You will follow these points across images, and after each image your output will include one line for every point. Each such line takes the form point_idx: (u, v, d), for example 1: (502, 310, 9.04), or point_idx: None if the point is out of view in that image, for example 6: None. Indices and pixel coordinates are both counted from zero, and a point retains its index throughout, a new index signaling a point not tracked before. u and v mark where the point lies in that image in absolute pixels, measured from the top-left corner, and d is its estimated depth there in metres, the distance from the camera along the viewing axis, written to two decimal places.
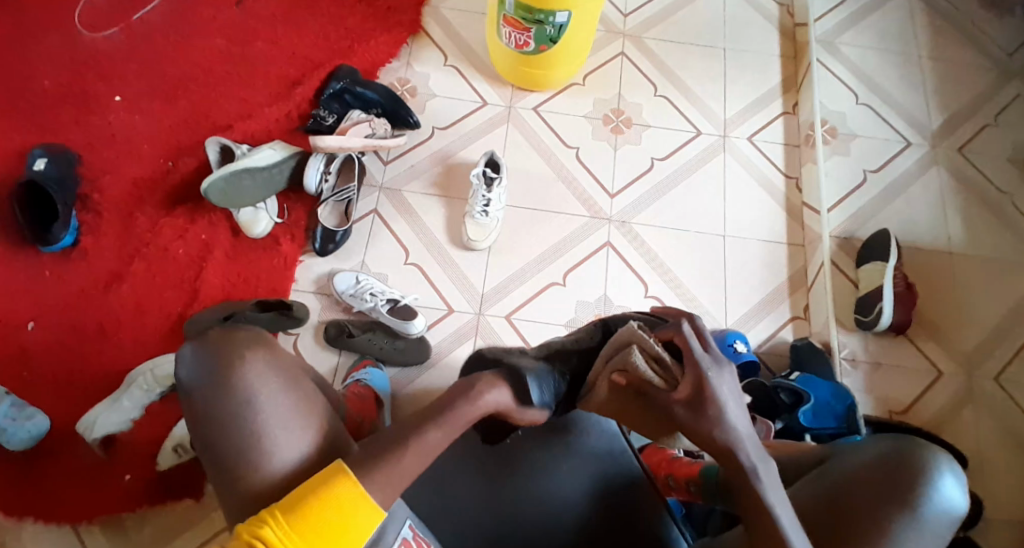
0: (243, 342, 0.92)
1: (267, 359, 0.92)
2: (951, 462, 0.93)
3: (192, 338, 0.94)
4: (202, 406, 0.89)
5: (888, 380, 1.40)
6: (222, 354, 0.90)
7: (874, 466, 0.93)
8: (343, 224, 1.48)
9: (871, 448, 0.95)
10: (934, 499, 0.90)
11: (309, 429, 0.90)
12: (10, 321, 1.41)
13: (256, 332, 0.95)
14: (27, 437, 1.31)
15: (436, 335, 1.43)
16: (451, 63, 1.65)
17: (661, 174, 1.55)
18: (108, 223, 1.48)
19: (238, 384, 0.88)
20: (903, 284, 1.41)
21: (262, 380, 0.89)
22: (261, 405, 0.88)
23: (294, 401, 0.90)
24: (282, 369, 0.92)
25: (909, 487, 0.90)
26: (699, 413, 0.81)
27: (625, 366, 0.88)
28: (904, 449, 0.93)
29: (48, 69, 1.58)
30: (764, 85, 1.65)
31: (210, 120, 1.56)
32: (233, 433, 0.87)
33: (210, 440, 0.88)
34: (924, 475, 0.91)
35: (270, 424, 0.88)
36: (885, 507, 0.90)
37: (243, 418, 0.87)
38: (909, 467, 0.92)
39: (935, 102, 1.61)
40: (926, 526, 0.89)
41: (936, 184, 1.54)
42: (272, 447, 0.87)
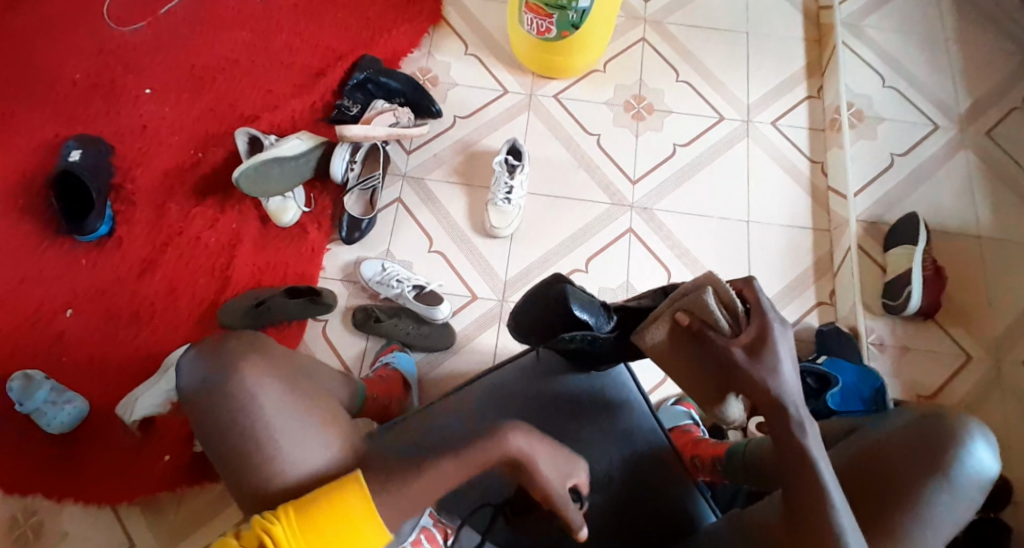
0: (237, 350, 0.95)
1: (265, 361, 0.95)
2: (979, 429, 0.93)
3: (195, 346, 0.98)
4: (206, 413, 0.93)
5: (917, 363, 1.40)
6: (222, 359, 0.95)
7: (901, 437, 0.93)
8: (368, 213, 1.50)
9: (899, 418, 0.96)
10: (963, 461, 0.91)
11: (310, 423, 0.93)
12: (48, 308, 1.46)
13: (251, 337, 0.99)
14: (66, 421, 1.36)
15: (460, 321, 1.45)
16: (472, 52, 1.66)
17: (684, 159, 1.55)
18: (141, 212, 1.52)
19: (238, 386, 0.93)
20: (931, 268, 1.40)
21: (261, 381, 0.93)
22: (256, 408, 0.92)
23: (294, 398, 0.94)
24: (280, 371, 0.96)
25: (935, 452, 0.91)
26: (757, 358, 0.83)
27: (693, 306, 0.87)
28: (932, 418, 0.93)
29: (80, 62, 1.62)
30: (787, 70, 1.64)
31: (237, 111, 1.59)
32: (238, 433, 0.91)
33: (218, 443, 0.92)
34: (954, 443, 0.91)
35: (272, 422, 0.92)
36: (914, 476, 0.90)
37: (241, 421, 0.91)
38: (938, 437, 0.92)
39: (962, 84, 1.59)
40: (956, 492, 0.90)
41: (963, 167, 1.52)
42: (276, 445, 0.91)
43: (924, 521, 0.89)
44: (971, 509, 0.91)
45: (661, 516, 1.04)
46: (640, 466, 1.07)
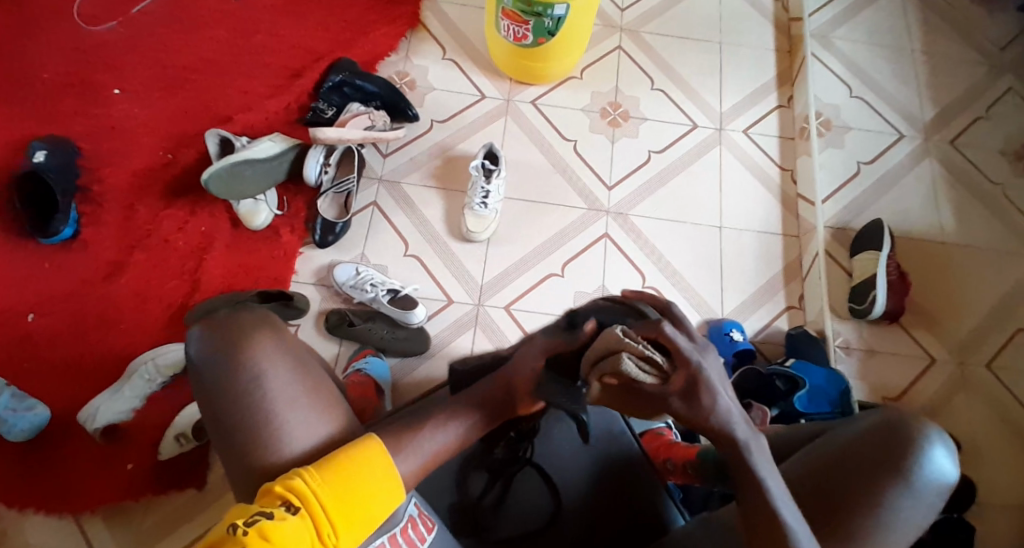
0: (251, 324, 0.94)
1: (277, 340, 0.94)
2: (940, 432, 0.93)
3: (201, 320, 0.96)
4: (212, 383, 0.92)
5: (882, 367, 1.42)
6: (233, 333, 0.93)
7: (866, 440, 0.93)
8: (342, 216, 1.49)
9: (866, 421, 0.95)
10: (925, 468, 0.91)
11: (315, 406, 0.92)
12: (10, 310, 1.41)
13: (265, 314, 0.98)
14: (27, 428, 1.32)
15: (436, 325, 1.44)
16: (449, 57, 1.66)
17: (659, 166, 1.57)
18: (108, 214, 1.48)
19: (248, 362, 0.91)
20: (895, 272, 1.44)
21: (271, 358, 0.92)
22: (270, 384, 0.91)
23: (301, 380, 0.93)
24: (291, 351, 0.94)
25: (898, 457, 0.91)
26: (693, 404, 0.78)
27: (617, 356, 0.79)
28: (892, 420, 0.93)
29: (46, 60, 1.58)
30: (760, 79, 1.67)
31: (210, 112, 1.56)
32: (243, 407, 0.90)
33: (220, 418, 0.91)
34: (914, 449, 0.91)
35: (277, 401, 0.90)
36: (877, 480, 0.90)
37: (252, 396, 0.90)
38: (899, 442, 0.92)
39: (928, 96, 1.64)
40: (915, 497, 0.90)
41: (928, 175, 1.56)
42: (281, 424, 0.90)
43: (883, 526, 0.89)
44: (931, 513, 0.91)
45: (630, 522, 1.04)
46: (614, 469, 1.07)
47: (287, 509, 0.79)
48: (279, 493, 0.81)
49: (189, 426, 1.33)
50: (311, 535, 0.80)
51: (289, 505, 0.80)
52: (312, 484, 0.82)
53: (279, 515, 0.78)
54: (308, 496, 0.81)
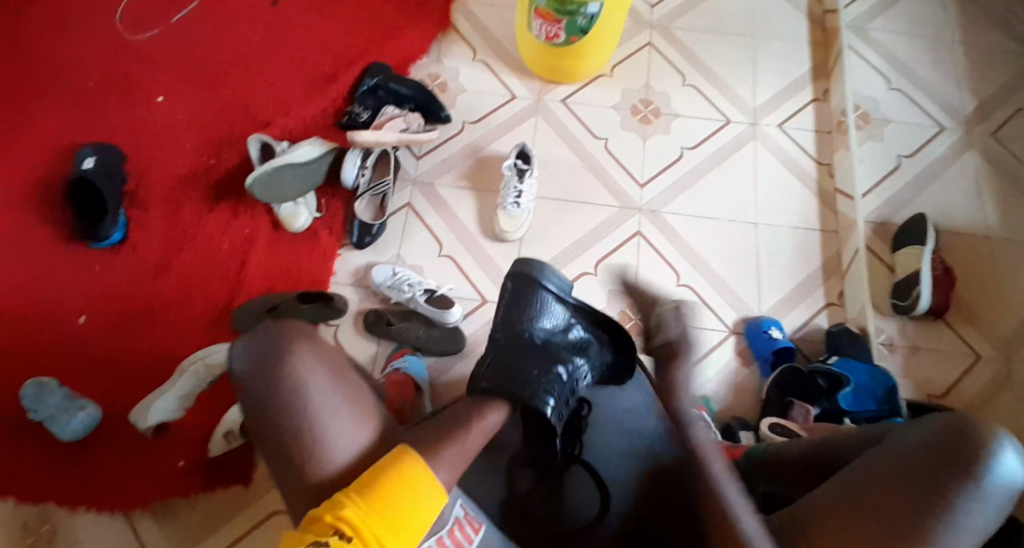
0: (291, 337, 1.00)
1: (315, 350, 1.00)
2: (1006, 432, 0.91)
3: (244, 334, 1.02)
4: (257, 395, 0.98)
5: (926, 364, 1.40)
6: (274, 344, 0.99)
7: (930, 447, 0.92)
8: (379, 218, 1.51)
9: (931, 427, 0.93)
10: (994, 472, 0.89)
11: (353, 412, 0.97)
12: (63, 313, 1.47)
13: (303, 326, 1.03)
14: (79, 429, 1.37)
15: (471, 324, 1.46)
16: (480, 58, 1.67)
17: (692, 162, 1.56)
18: (153, 219, 1.53)
19: (287, 374, 0.97)
20: (940, 267, 1.41)
21: (309, 367, 0.98)
22: (309, 395, 0.96)
23: (340, 387, 0.98)
24: (329, 361, 1.00)
25: (964, 463, 0.89)
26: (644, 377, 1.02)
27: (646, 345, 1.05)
28: (958, 425, 0.92)
29: (92, 71, 1.63)
30: (793, 72, 1.64)
31: (248, 117, 1.60)
32: (286, 417, 0.95)
33: (266, 428, 0.97)
34: (981, 451, 0.89)
35: (319, 411, 0.95)
36: (943, 487, 0.89)
37: (293, 407, 0.95)
38: (965, 445, 0.90)
39: (969, 87, 1.60)
40: (983, 499, 0.88)
41: (971, 168, 1.53)
42: (323, 429, 0.95)
43: (949, 529, 0.88)
44: (1000, 517, 0.89)
45: None
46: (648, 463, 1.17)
47: (341, 538, 0.86)
48: (330, 522, 0.87)
49: (237, 424, 1.37)
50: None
51: (342, 535, 0.86)
52: (361, 511, 0.88)
53: (334, 544, 0.85)
54: (358, 524, 0.87)
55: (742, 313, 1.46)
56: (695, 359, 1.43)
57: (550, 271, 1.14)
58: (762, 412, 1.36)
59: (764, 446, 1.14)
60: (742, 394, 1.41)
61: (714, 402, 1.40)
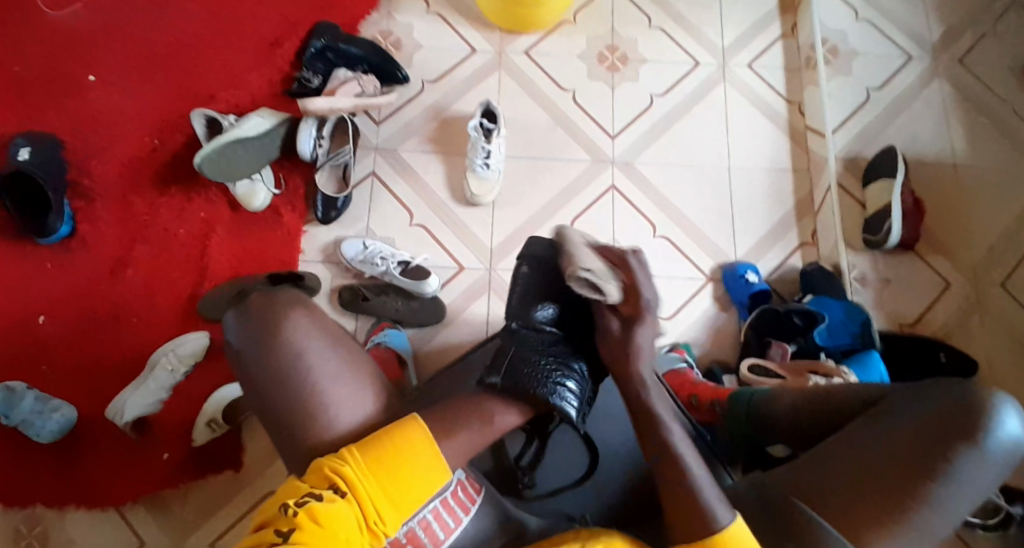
0: (284, 305, 0.97)
1: (309, 317, 0.97)
2: (1007, 396, 0.90)
3: (234, 307, 0.99)
4: (253, 364, 0.95)
5: (898, 295, 1.43)
6: (266, 312, 0.96)
7: (931, 414, 0.91)
8: (343, 190, 1.45)
9: (933, 394, 0.92)
10: (998, 434, 0.89)
11: (352, 377, 0.96)
12: (18, 315, 1.40)
13: (295, 294, 1.00)
14: (56, 430, 1.32)
15: (449, 294, 1.43)
16: (434, 10, 1.57)
17: (662, 110, 1.52)
18: (103, 208, 1.45)
19: (285, 342, 0.94)
20: (909, 200, 1.43)
21: (303, 334, 0.95)
22: (310, 362, 0.94)
23: (337, 354, 0.96)
24: (323, 328, 0.97)
25: (969, 427, 0.89)
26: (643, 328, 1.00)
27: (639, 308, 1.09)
28: (963, 392, 0.91)
29: (12, 50, 1.50)
30: (760, 7, 1.59)
31: (190, 91, 1.50)
32: (287, 385, 0.94)
33: (264, 398, 0.95)
34: (984, 416, 0.89)
35: (321, 378, 0.94)
36: (947, 451, 0.88)
37: (292, 374, 0.94)
38: (972, 412, 0.89)
39: (934, 13, 1.58)
40: (986, 464, 0.88)
41: (938, 99, 1.52)
42: (325, 395, 0.94)
43: (952, 494, 0.87)
44: (1000, 479, 0.89)
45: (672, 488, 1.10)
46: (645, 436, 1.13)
47: (335, 493, 0.84)
48: (327, 476, 0.86)
49: (219, 412, 1.34)
50: (358, 519, 0.84)
51: (337, 489, 0.85)
52: (360, 470, 0.86)
53: (327, 498, 0.83)
54: (355, 482, 0.85)
55: (719, 261, 1.46)
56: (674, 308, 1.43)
57: (554, 248, 1.07)
58: (742, 353, 1.38)
59: (758, 391, 1.13)
60: (720, 339, 1.42)
61: (695, 347, 1.41)
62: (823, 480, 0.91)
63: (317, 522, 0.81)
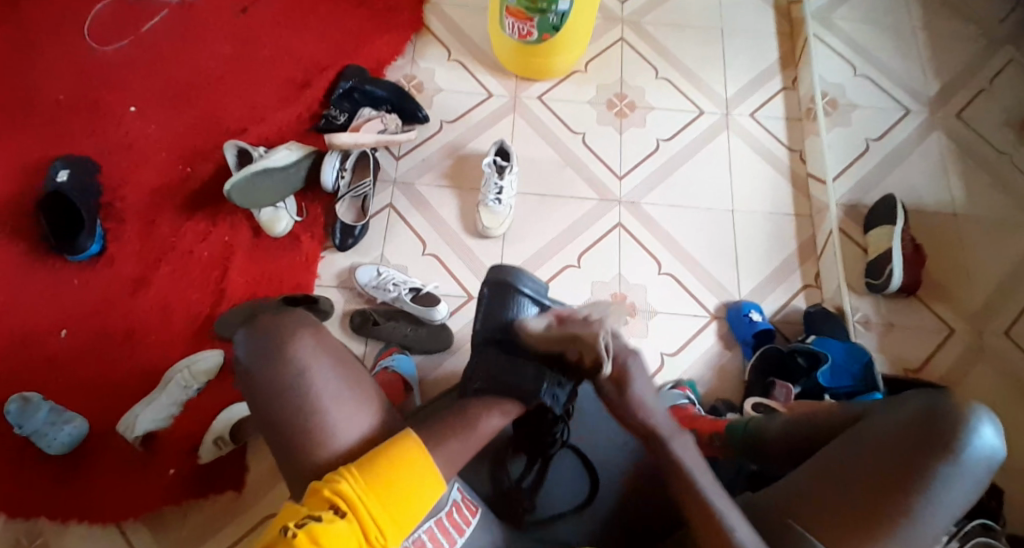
0: (292, 326, 0.98)
1: (315, 336, 0.99)
2: (982, 409, 0.93)
3: (245, 324, 1.01)
4: (259, 382, 0.96)
5: (900, 340, 1.44)
6: (275, 328, 0.98)
7: (906, 428, 0.93)
8: (360, 220, 1.52)
9: (908, 409, 0.95)
10: (971, 446, 0.91)
11: (356, 396, 0.98)
12: (43, 328, 1.45)
13: (303, 315, 1.02)
14: (63, 444, 1.36)
15: (458, 321, 1.47)
16: (456, 58, 1.68)
17: (667, 154, 1.59)
18: (133, 230, 1.52)
19: (291, 361, 0.96)
20: (910, 246, 1.45)
21: (309, 351, 0.97)
22: (314, 383, 0.95)
23: (341, 372, 0.98)
24: (329, 347, 0.99)
25: (942, 438, 0.91)
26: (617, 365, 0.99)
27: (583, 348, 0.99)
28: (937, 404, 0.93)
29: (63, 84, 1.62)
30: (761, 62, 1.68)
31: (224, 125, 1.60)
32: (290, 403, 0.95)
33: (267, 413, 0.96)
34: (959, 427, 0.91)
35: (324, 399, 0.95)
36: (922, 463, 0.91)
37: (297, 395, 0.95)
38: (945, 424, 0.92)
39: (930, 69, 1.66)
40: (963, 473, 0.90)
41: (935, 149, 1.58)
42: (326, 415, 0.95)
43: (933, 505, 0.90)
44: (978, 490, 0.91)
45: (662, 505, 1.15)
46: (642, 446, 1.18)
47: (335, 513, 0.84)
48: (327, 496, 0.85)
49: (226, 429, 1.37)
50: (358, 536, 0.83)
51: (337, 510, 0.84)
52: (354, 483, 0.86)
53: (327, 519, 0.83)
54: (351, 495, 0.85)
55: (723, 299, 1.49)
56: (679, 344, 1.45)
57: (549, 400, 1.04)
58: (747, 392, 1.39)
59: (751, 422, 1.15)
60: (724, 378, 1.43)
61: (699, 385, 1.42)
62: (809, 502, 0.94)
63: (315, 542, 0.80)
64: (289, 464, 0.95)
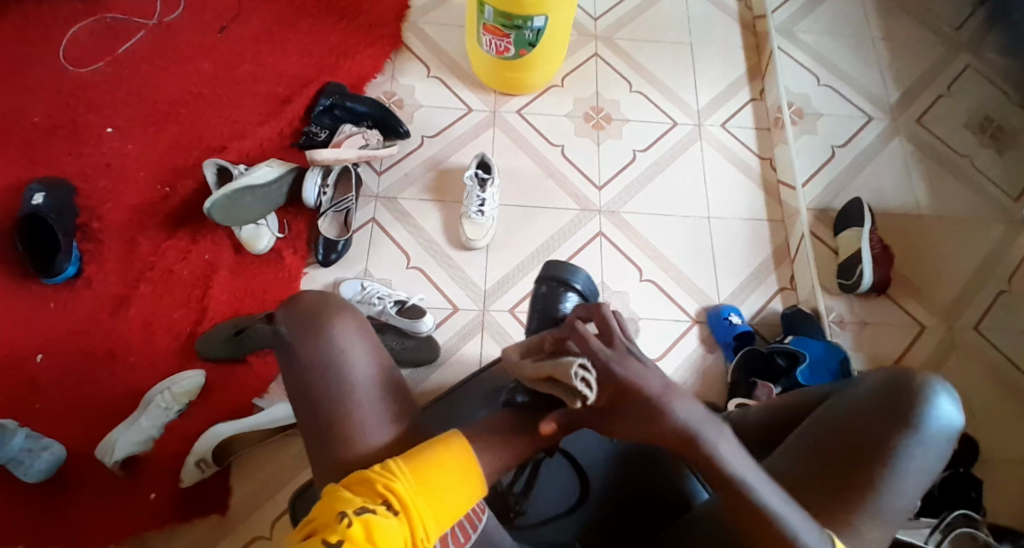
0: (333, 313, 0.95)
1: (356, 323, 0.96)
2: (939, 381, 0.95)
3: (284, 306, 0.97)
4: (298, 366, 0.92)
5: (876, 337, 1.49)
6: (318, 308, 0.95)
7: (869, 402, 0.95)
8: (343, 234, 1.51)
9: (869, 384, 0.97)
10: (933, 416, 0.93)
11: (389, 387, 0.94)
12: (19, 352, 1.41)
13: (344, 303, 0.98)
14: (45, 468, 1.31)
15: (444, 332, 1.47)
16: (434, 74, 1.71)
17: (644, 164, 1.63)
18: (111, 250, 1.50)
19: (331, 348, 0.92)
20: (878, 246, 1.51)
21: (348, 335, 0.94)
22: (352, 371, 0.92)
23: (377, 363, 0.94)
24: (369, 336, 0.96)
25: (904, 411, 0.93)
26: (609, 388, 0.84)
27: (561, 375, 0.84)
28: (895, 378, 0.96)
29: (36, 105, 1.60)
30: (730, 74, 1.74)
31: (203, 143, 1.59)
32: (328, 390, 0.91)
33: (305, 399, 0.92)
34: (919, 398, 0.93)
35: (360, 388, 0.92)
36: (888, 435, 0.92)
37: (335, 383, 0.91)
38: (905, 397, 0.94)
39: (891, 78, 1.73)
40: (928, 443, 0.92)
41: (899, 153, 1.65)
42: (359, 405, 0.91)
43: (900, 476, 0.91)
44: (942, 461, 0.93)
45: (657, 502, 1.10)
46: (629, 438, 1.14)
47: (387, 509, 0.79)
48: (378, 491, 0.80)
49: (209, 452, 1.33)
50: (406, 536, 0.79)
51: (388, 505, 0.80)
52: (406, 478, 0.82)
53: (380, 513, 0.78)
54: (404, 492, 0.81)
55: (705, 304, 1.52)
56: (663, 349, 1.47)
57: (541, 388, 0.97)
58: (730, 393, 1.41)
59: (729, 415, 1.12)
60: (708, 381, 1.46)
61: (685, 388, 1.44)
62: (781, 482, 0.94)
63: (367, 539, 0.76)
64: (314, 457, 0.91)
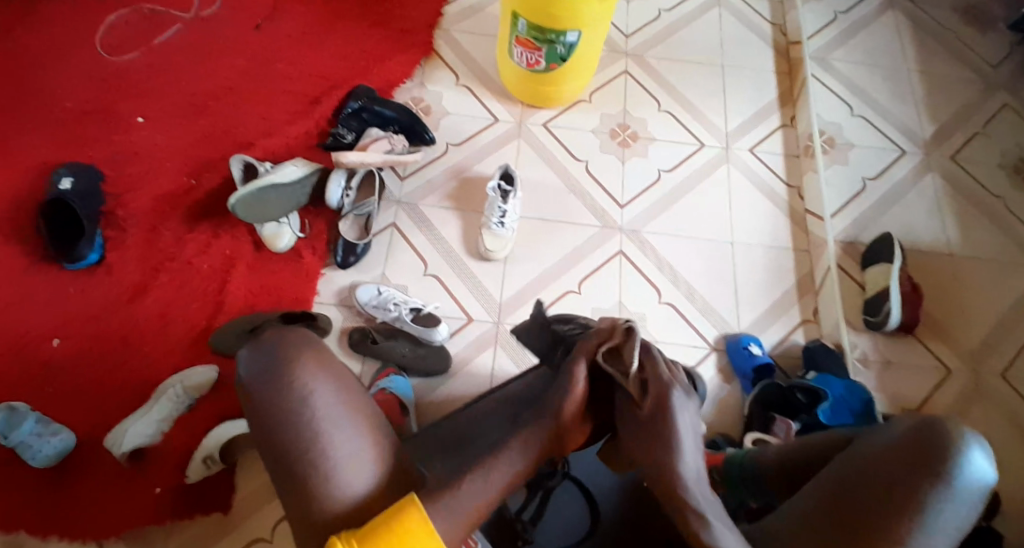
0: (293, 346, 0.90)
1: (321, 359, 0.91)
2: (975, 434, 0.91)
3: (247, 341, 0.93)
4: (259, 403, 0.88)
5: (898, 379, 1.45)
6: (280, 355, 0.90)
7: (897, 451, 0.92)
8: (363, 237, 1.51)
9: (897, 433, 0.94)
10: (964, 470, 0.88)
11: (360, 428, 0.89)
12: (34, 336, 1.42)
13: (308, 334, 0.94)
14: (52, 454, 1.31)
15: (457, 343, 1.46)
16: (463, 83, 1.71)
17: (668, 184, 1.61)
18: (133, 239, 1.51)
19: (290, 385, 0.88)
20: (908, 285, 1.48)
21: (320, 387, 0.89)
22: (314, 407, 0.87)
23: (347, 403, 0.89)
24: (335, 373, 0.91)
25: (933, 462, 0.89)
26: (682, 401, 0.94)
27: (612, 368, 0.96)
28: (925, 427, 0.92)
29: (70, 91, 1.62)
30: (762, 99, 1.73)
31: (232, 138, 1.60)
32: (288, 427, 0.87)
33: (266, 435, 0.88)
34: (951, 451, 0.89)
35: (321, 424, 0.87)
36: (913, 487, 0.89)
37: (295, 419, 0.87)
38: (935, 449, 0.90)
39: (925, 113, 1.71)
40: (957, 498, 0.88)
41: (931, 191, 1.62)
42: (318, 442, 0.86)
43: (925, 529, 0.87)
44: (971, 515, 0.89)
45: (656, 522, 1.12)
46: None
47: None
48: None
49: (215, 449, 1.32)
50: None
51: None
52: None
53: None
54: None
55: (722, 329, 1.49)
56: None
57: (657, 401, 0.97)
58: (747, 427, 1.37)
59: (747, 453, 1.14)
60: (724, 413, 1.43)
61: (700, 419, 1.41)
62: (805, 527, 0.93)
63: None
64: (285, 495, 0.87)
